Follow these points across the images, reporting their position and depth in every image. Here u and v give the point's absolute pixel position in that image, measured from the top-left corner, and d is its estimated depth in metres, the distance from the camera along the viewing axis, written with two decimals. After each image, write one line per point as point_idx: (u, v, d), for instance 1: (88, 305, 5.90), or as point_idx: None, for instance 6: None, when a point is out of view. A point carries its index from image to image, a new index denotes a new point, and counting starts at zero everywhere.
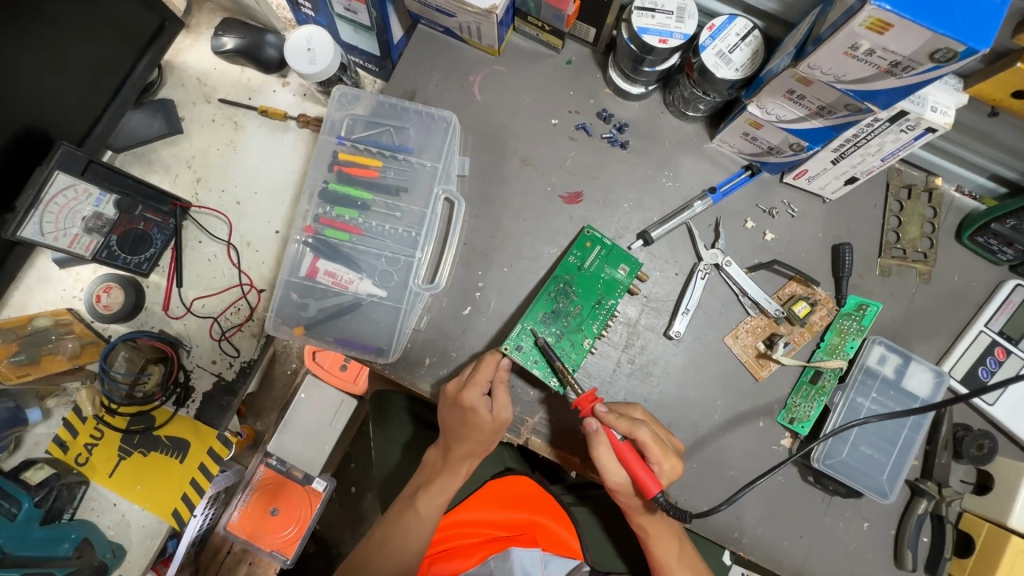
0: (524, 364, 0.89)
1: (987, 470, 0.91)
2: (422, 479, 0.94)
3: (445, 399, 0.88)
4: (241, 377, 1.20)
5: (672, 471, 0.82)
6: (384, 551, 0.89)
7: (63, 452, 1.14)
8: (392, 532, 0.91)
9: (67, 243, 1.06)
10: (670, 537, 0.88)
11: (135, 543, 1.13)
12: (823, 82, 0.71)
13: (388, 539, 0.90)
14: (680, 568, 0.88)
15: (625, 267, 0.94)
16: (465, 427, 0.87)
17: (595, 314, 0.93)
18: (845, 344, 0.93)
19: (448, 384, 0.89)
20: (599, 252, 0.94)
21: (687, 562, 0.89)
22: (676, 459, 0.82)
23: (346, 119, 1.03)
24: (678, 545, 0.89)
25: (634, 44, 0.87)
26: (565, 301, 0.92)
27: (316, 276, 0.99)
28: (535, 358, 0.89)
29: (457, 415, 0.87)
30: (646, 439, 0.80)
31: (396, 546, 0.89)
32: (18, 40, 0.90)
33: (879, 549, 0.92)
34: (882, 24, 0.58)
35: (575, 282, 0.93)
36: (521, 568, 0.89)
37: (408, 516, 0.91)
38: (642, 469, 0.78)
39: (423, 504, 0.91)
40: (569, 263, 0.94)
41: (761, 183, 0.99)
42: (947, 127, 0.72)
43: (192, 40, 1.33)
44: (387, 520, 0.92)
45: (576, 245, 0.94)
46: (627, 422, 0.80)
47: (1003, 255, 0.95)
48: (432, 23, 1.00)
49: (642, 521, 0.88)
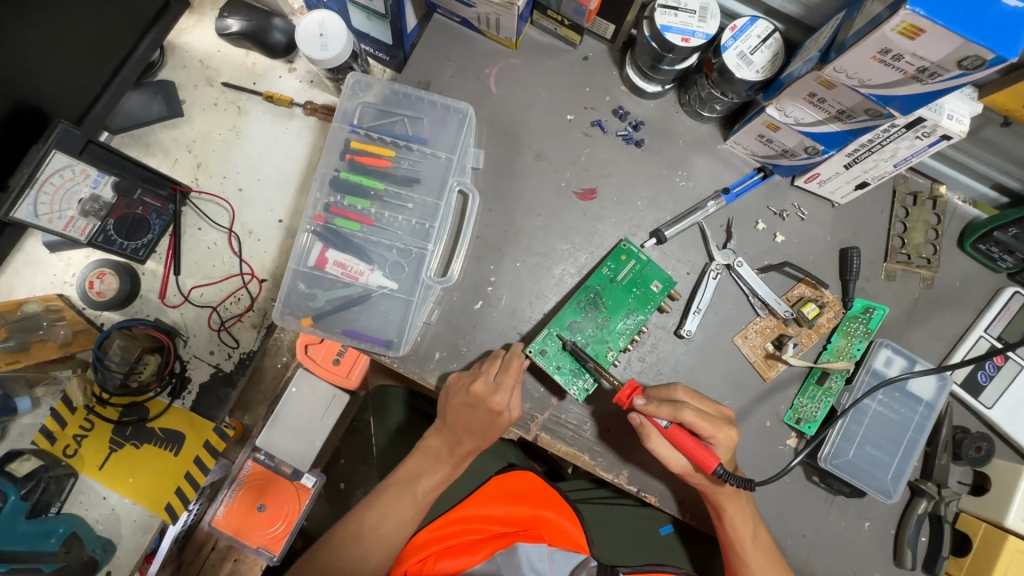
0: (548, 368, 0.89)
1: (984, 471, 0.94)
2: (420, 468, 0.93)
3: (458, 388, 0.87)
4: (240, 369, 1.24)
5: (728, 441, 0.83)
6: (377, 534, 0.89)
7: (50, 444, 1.10)
8: (385, 519, 0.90)
9: (61, 226, 1.04)
10: (746, 517, 0.86)
11: (124, 538, 1.11)
12: (847, 85, 0.71)
13: (380, 524, 0.90)
14: (753, 549, 0.86)
15: (658, 284, 0.93)
16: (470, 415, 0.87)
17: (623, 327, 0.93)
18: (851, 347, 0.95)
19: (471, 383, 0.85)
20: (634, 266, 0.94)
21: (762, 544, 0.87)
22: (729, 430, 0.83)
23: (357, 107, 1.01)
24: (754, 525, 0.87)
25: (655, 41, 0.86)
26: (593, 312, 0.92)
27: (326, 267, 0.97)
28: (559, 362, 0.89)
29: (466, 403, 0.86)
30: (691, 419, 0.81)
31: (389, 530, 0.90)
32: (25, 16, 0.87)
33: (879, 548, 0.94)
34: (914, 29, 0.58)
35: (605, 293, 0.93)
36: (529, 565, 0.88)
37: (405, 502, 0.91)
38: (697, 447, 0.79)
39: (423, 489, 0.91)
40: (602, 274, 0.93)
41: (773, 185, 1.00)
42: (962, 135, 0.72)
43: (195, 21, 1.30)
44: (380, 506, 0.91)
45: (611, 257, 0.94)
46: (669, 408, 0.81)
47: (1003, 263, 0.97)
48: (448, 13, 0.99)
49: (718, 498, 0.85)
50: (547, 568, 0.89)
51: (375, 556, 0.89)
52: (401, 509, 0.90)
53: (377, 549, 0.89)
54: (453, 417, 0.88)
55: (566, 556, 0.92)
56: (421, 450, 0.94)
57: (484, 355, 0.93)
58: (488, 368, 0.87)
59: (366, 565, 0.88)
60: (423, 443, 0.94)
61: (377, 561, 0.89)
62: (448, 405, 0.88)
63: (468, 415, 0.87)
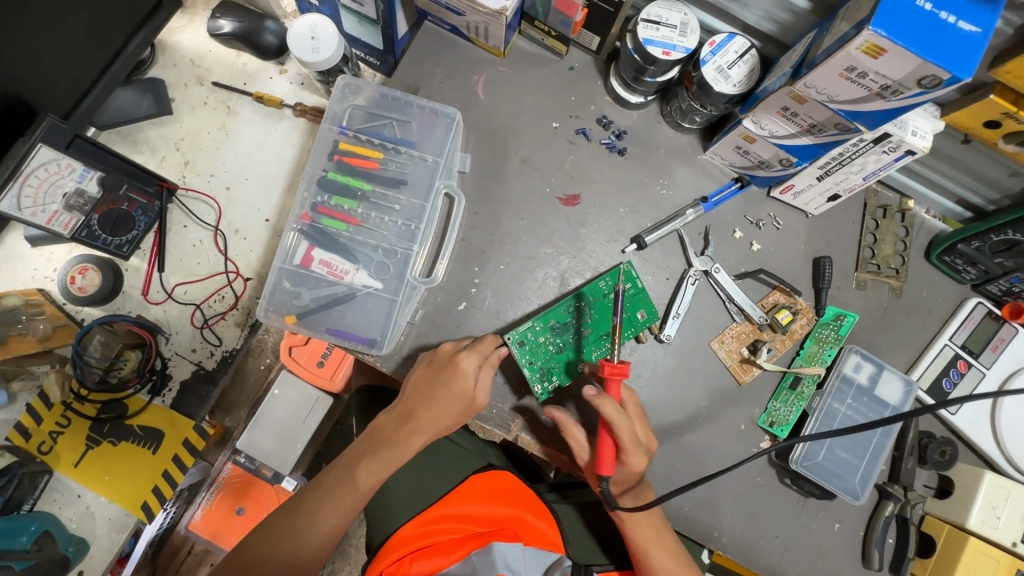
0: (519, 359, 0.91)
1: (948, 475, 0.97)
2: (366, 446, 0.90)
3: (432, 354, 0.88)
4: (222, 367, 1.25)
5: (638, 466, 0.84)
6: (313, 523, 0.85)
7: (24, 440, 1.11)
8: (322, 509, 0.86)
9: (45, 220, 1.06)
10: (647, 521, 0.88)
11: (99, 537, 1.10)
12: (817, 100, 0.75)
13: (318, 510, 0.86)
14: (659, 550, 0.87)
15: (643, 313, 0.96)
16: (434, 404, 0.86)
17: (601, 341, 0.94)
18: (823, 352, 0.98)
19: (442, 343, 0.90)
20: (629, 289, 0.96)
21: (668, 545, 0.88)
22: (643, 456, 0.84)
23: (346, 110, 1.04)
24: (656, 529, 0.88)
25: (638, 54, 0.89)
26: (578, 319, 0.94)
27: (311, 265, 0.99)
28: (530, 357, 0.91)
29: (435, 384, 0.85)
30: (624, 434, 0.80)
31: (329, 518, 0.86)
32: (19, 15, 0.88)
33: (848, 549, 0.96)
34: (877, 48, 0.62)
35: (594, 305, 0.95)
36: (505, 565, 0.81)
37: (341, 493, 0.87)
38: (608, 451, 0.80)
39: (363, 476, 0.87)
40: (598, 286, 0.95)
41: (749, 196, 1.03)
42: (925, 150, 0.75)
43: (187, 21, 1.32)
44: (315, 494, 0.88)
45: (609, 273, 0.96)
46: (615, 415, 0.79)
47: (967, 274, 1.01)
48: (439, 20, 1.01)
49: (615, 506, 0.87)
50: (523, 568, 0.83)
51: (311, 548, 0.85)
52: (336, 493, 0.87)
53: (312, 542, 0.85)
54: (415, 387, 0.87)
55: (540, 556, 0.88)
56: (372, 435, 0.91)
57: (455, 341, 0.92)
58: (466, 339, 0.92)
59: (304, 555, 0.84)
60: (376, 428, 0.91)
61: (322, 542, 0.85)
62: (410, 377, 0.89)
63: (438, 403, 0.86)
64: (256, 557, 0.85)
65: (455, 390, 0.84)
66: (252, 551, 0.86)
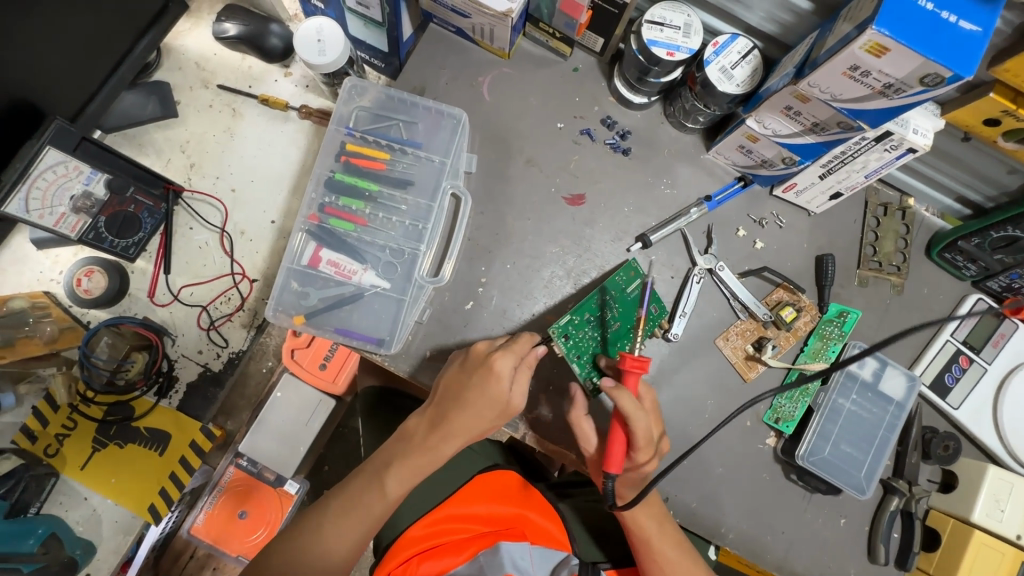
0: (568, 355, 0.91)
1: (952, 470, 0.98)
2: (392, 450, 0.89)
3: (466, 354, 0.88)
4: (228, 368, 1.25)
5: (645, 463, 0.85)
6: (337, 530, 0.85)
7: (30, 443, 1.11)
8: (347, 512, 0.86)
9: (52, 222, 1.05)
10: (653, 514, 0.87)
11: (105, 539, 1.12)
12: (821, 99, 0.76)
13: (342, 515, 0.86)
14: (662, 545, 0.87)
15: (654, 308, 0.98)
16: (466, 406, 0.85)
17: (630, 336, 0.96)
18: (827, 348, 1.00)
19: (477, 343, 0.90)
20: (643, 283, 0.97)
21: (671, 537, 0.88)
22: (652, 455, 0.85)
23: (353, 111, 1.05)
24: (658, 522, 0.87)
25: (642, 55, 0.91)
26: (608, 314, 0.94)
27: (319, 265, 1.00)
28: (579, 353, 0.92)
29: (470, 386, 0.85)
30: (638, 429, 0.80)
31: (354, 521, 0.85)
32: (28, 19, 0.88)
33: (853, 544, 0.97)
34: (880, 47, 0.63)
35: (616, 300, 0.95)
36: (511, 563, 0.83)
37: (365, 496, 0.87)
38: (619, 447, 0.81)
39: (390, 479, 0.87)
40: (616, 282, 0.96)
41: (753, 194, 1.04)
42: (926, 148, 0.77)
43: (192, 24, 1.33)
44: (341, 498, 0.88)
45: (623, 269, 0.96)
46: (631, 409, 0.80)
47: (967, 271, 1.03)
48: (444, 22, 1.02)
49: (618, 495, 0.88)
50: (530, 567, 0.85)
51: (336, 553, 0.84)
52: (361, 497, 0.87)
53: (336, 546, 0.84)
54: (450, 390, 0.87)
55: (547, 556, 0.88)
56: (401, 436, 0.90)
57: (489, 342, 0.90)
58: (500, 338, 0.92)
59: (330, 561, 0.83)
60: (406, 428, 0.91)
61: (346, 550, 0.85)
62: (444, 376, 0.89)
63: (471, 405, 0.85)
64: (282, 563, 0.83)
65: (489, 393, 0.84)
66: (275, 559, 0.84)
